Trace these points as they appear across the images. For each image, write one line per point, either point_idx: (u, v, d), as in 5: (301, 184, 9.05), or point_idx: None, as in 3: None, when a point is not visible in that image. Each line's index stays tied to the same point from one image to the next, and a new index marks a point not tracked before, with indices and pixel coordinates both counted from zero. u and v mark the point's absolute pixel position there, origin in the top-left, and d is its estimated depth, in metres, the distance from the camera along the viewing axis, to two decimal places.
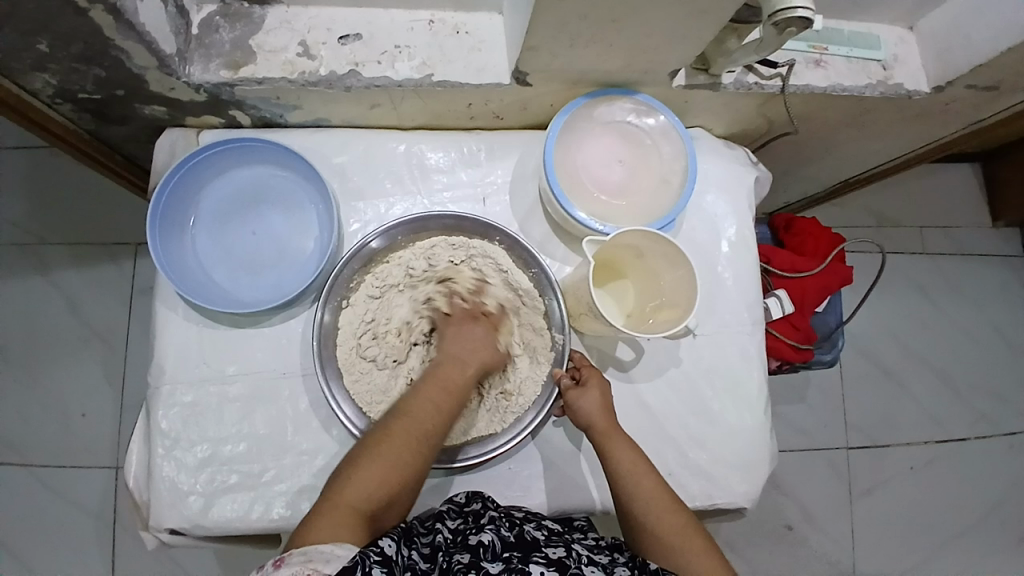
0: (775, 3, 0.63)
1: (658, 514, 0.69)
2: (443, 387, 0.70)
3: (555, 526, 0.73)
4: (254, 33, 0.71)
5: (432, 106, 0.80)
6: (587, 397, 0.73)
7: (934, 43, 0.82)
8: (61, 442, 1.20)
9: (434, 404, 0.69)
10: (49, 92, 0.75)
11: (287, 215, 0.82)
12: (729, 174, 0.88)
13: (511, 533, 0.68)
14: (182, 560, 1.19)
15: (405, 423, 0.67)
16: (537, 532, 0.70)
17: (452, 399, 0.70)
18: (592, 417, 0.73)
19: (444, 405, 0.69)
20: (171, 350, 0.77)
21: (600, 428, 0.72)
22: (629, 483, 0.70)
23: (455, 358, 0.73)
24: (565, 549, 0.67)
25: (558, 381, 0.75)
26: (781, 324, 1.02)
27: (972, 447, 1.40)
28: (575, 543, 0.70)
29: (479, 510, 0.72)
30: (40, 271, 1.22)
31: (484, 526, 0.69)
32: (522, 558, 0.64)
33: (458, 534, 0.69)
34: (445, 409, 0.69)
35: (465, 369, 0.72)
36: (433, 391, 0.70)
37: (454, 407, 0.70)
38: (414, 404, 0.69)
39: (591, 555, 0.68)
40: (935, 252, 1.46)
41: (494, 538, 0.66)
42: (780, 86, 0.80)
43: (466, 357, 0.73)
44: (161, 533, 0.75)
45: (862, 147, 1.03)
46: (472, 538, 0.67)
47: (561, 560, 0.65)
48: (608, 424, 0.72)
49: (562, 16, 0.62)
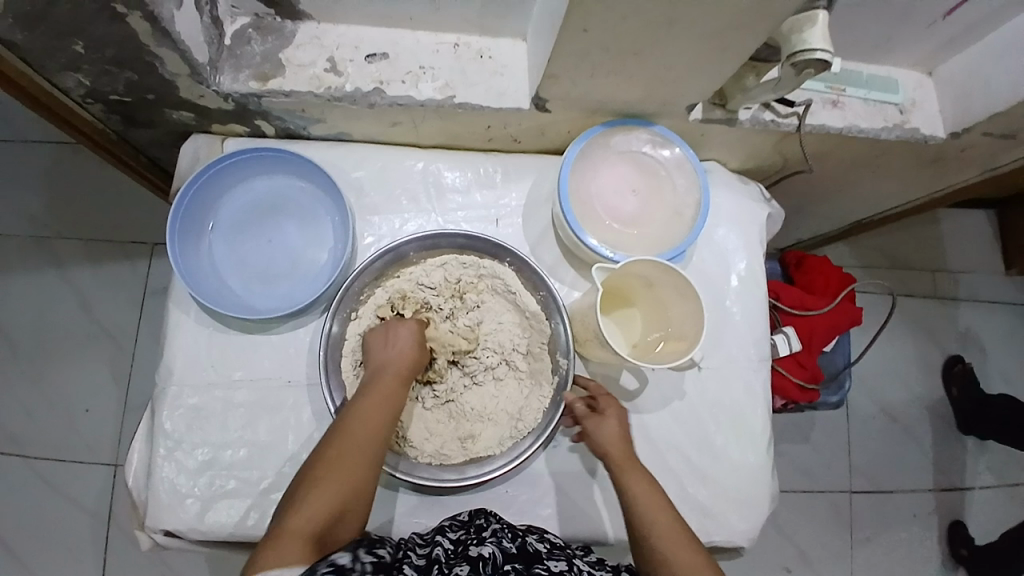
0: (794, 45, 0.65)
1: (673, 547, 0.66)
2: (379, 396, 0.68)
3: (558, 540, 0.72)
4: (283, 47, 0.73)
5: (452, 126, 0.82)
6: (606, 423, 0.74)
7: (949, 89, 0.83)
8: (61, 435, 1.20)
9: (367, 415, 0.67)
10: (80, 92, 0.77)
11: (302, 226, 0.83)
12: (742, 208, 0.88)
13: (513, 545, 0.67)
14: (172, 564, 1.18)
15: (339, 441, 0.65)
16: (540, 544, 0.69)
17: (388, 406, 0.68)
18: (608, 443, 0.73)
19: (379, 416, 0.67)
20: (179, 351, 0.78)
21: (617, 457, 0.72)
22: (643, 514, 0.69)
23: (387, 364, 0.71)
24: (567, 563, 0.67)
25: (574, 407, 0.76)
26: (788, 362, 1.02)
27: (980, 497, 1.38)
28: (577, 558, 0.70)
29: (482, 524, 0.70)
30: (56, 266, 1.24)
31: (485, 538, 0.67)
32: (523, 572, 0.62)
33: (459, 545, 0.67)
34: (382, 416, 0.67)
35: (398, 372, 0.70)
36: (367, 399, 0.68)
37: (392, 413, 0.68)
38: (350, 417, 0.66)
39: (593, 570, 0.68)
40: (945, 297, 1.45)
41: (495, 551, 0.64)
42: (796, 124, 0.81)
43: (394, 364, 0.71)
44: (156, 534, 0.75)
45: (876, 189, 1.04)
46: (473, 549, 0.65)
47: (562, 573, 0.65)
48: (624, 451, 0.73)
49: (585, 46, 0.63)
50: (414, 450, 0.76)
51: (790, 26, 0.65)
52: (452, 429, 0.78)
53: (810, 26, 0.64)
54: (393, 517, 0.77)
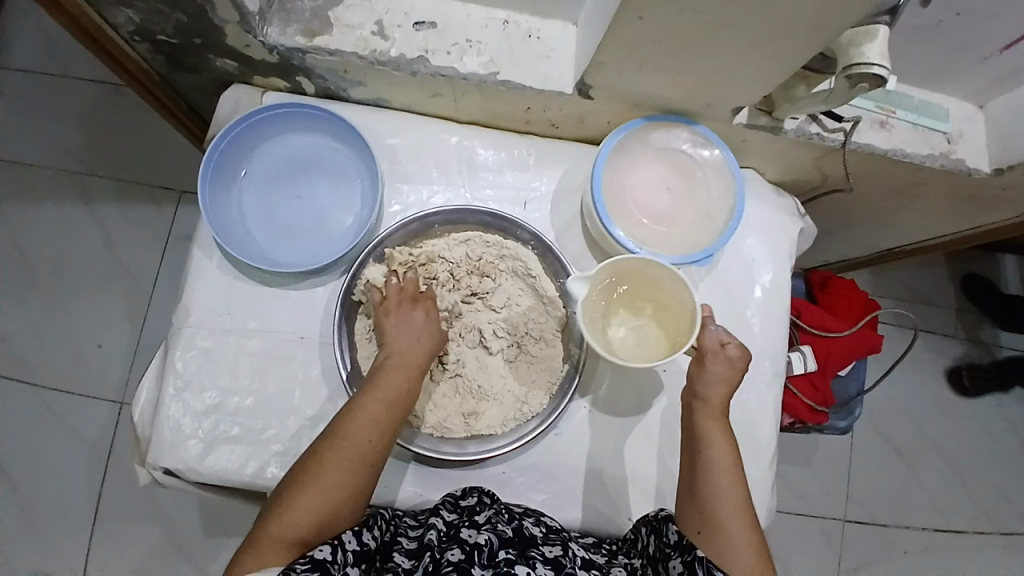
0: (851, 55, 0.63)
1: (737, 520, 0.66)
2: (383, 396, 0.68)
3: (553, 523, 0.72)
4: (333, 6, 0.73)
5: (491, 104, 0.81)
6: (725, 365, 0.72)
7: (1000, 124, 0.80)
8: (71, 368, 1.22)
9: (369, 413, 0.67)
10: (130, 28, 0.78)
11: (332, 187, 0.83)
12: (774, 220, 0.87)
13: (508, 529, 0.67)
14: (164, 506, 1.20)
15: (337, 441, 0.66)
16: (536, 528, 0.69)
17: (391, 407, 0.68)
18: (713, 389, 0.71)
19: (382, 417, 0.68)
20: (197, 295, 0.78)
21: (714, 410, 0.71)
22: (717, 475, 0.68)
23: (397, 360, 0.71)
24: (562, 548, 0.68)
25: (717, 337, 0.73)
26: (800, 381, 1.01)
27: (973, 543, 1.36)
28: (572, 542, 0.71)
29: (475, 506, 0.70)
30: (85, 202, 1.26)
31: (480, 523, 0.67)
32: (514, 561, 0.63)
33: (451, 529, 0.67)
34: (383, 422, 0.68)
35: (407, 374, 0.71)
36: (368, 403, 0.68)
37: (395, 414, 0.68)
38: (349, 422, 0.67)
39: (587, 556, 0.69)
40: (966, 337, 1.42)
41: (491, 538, 0.64)
42: (841, 141, 0.79)
43: (402, 361, 0.71)
44: (156, 471, 0.76)
45: (911, 218, 1.01)
46: (467, 535, 0.65)
47: (557, 560, 0.66)
48: (721, 407, 0.71)
49: (635, 36, 0.62)
50: (415, 419, 0.77)
51: (849, 37, 0.63)
52: (455, 405, 0.78)
53: (869, 42, 0.62)
54: (388, 484, 0.77)
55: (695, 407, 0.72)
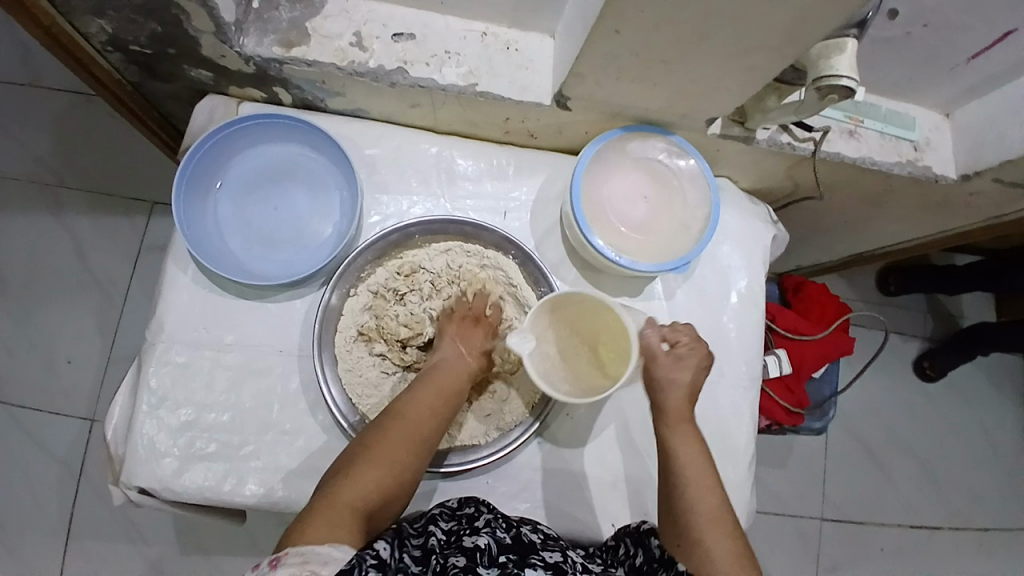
0: (820, 70, 0.65)
1: (716, 525, 0.64)
2: (440, 388, 0.71)
3: (550, 531, 0.73)
4: (311, 17, 0.73)
5: (470, 114, 0.81)
6: (673, 370, 0.72)
7: (964, 133, 0.83)
8: (41, 384, 1.19)
9: (426, 402, 0.69)
10: (102, 37, 0.76)
11: (311, 197, 0.83)
12: (748, 228, 0.89)
13: (507, 535, 0.67)
14: (139, 524, 1.17)
15: (400, 423, 0.67)
16: (534, 535, 0.70)
17: (448, 401, 0.71)
18: (668, 396, 0.72)
19: (439, 407, 0.70)
20: (173, 309, 0.77)
21: (676, 414, 0.71)
22: (688, 481, 0.67)
23: (456, 362, 0.74)
24: (562, 554, 0.68)
25: (648, 342, 0.73)
26: (775, 384, 1.03)
27: (945, 539, 1.39)
28: (571, 550, 0.71)
29: (473, 513, 0.70)
30: (54, 213, 1.23)
31: (479, 528, 0.67)
32: (519, 563, 0.63)
33: (452, 535, 0.66)
34: (441, 412, 0.70)
35: (463, 375, 0.73)
36: (433, 393, 0.70)
37: (449, 407, 0.71)
38: (410, 405, 0.69)
39: (585, 563, 0.69)
40: (934, 338, 1.46)
41: (490, 542, 0.65)
42: (811, 149, 0.81)
43: (461, 365, 0.74)
44: (131, 490, 0.74)
45: (880, 224, 1.04)
46: (468, 540, 0.65)
47: (557, 564, 0.65)
48: (683, 413, 0.71)
49: (613, 49, 0.63)
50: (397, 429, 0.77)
51: (818, 52, 0.65)
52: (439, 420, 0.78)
53: (838, 54, 0.64)
54: None
55: (658, 415, 0.72)
